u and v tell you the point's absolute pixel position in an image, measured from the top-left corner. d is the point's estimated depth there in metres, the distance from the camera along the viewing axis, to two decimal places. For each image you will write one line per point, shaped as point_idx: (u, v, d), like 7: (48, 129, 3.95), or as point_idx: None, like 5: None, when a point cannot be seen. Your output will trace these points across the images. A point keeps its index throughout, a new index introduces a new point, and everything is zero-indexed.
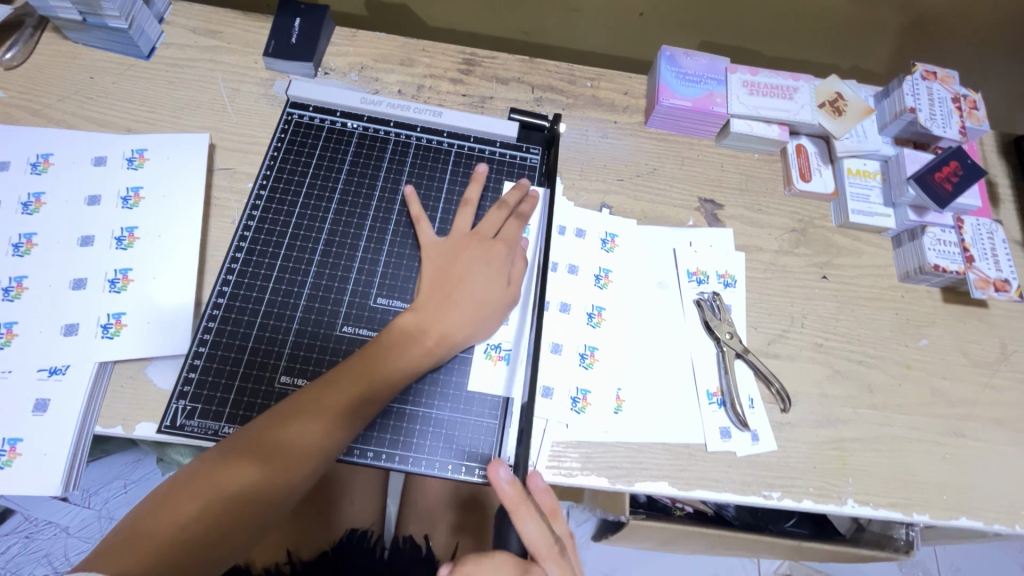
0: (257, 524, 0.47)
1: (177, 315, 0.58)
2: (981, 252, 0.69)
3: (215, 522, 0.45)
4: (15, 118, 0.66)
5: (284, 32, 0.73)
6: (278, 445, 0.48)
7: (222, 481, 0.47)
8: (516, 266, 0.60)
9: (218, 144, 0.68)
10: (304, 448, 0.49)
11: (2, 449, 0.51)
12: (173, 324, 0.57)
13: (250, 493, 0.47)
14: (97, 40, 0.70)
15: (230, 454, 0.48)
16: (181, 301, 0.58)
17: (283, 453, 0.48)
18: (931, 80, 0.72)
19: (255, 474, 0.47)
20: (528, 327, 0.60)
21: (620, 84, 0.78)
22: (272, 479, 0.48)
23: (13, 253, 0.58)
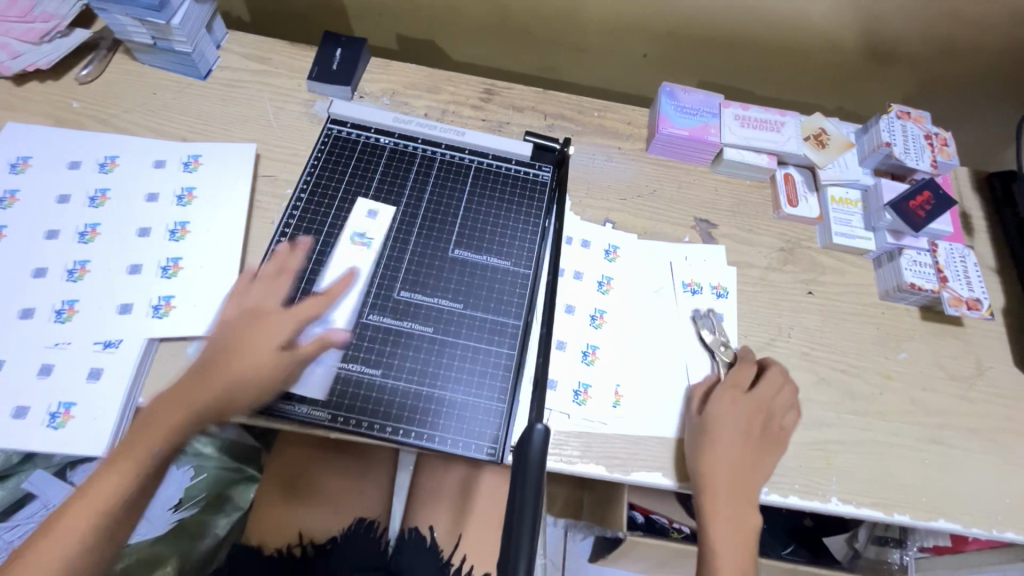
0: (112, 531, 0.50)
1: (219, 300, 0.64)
2: (955, 273, 0.75)
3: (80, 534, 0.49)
4: (86, 126, 0.74)
5: (326, 60, 0.82)
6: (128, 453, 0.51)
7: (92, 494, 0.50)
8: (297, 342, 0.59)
9: (263, 154, 0.75)
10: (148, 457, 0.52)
11: (57, 412, 0.56)
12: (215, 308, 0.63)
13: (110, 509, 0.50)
14: (161, 62, 0.79)
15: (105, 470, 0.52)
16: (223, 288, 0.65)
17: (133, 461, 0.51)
18: (905, 119, 0.80)
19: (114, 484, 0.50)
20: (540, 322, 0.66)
21: (624, 115, 0.87)
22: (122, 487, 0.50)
23: (78, 240, 0.65)
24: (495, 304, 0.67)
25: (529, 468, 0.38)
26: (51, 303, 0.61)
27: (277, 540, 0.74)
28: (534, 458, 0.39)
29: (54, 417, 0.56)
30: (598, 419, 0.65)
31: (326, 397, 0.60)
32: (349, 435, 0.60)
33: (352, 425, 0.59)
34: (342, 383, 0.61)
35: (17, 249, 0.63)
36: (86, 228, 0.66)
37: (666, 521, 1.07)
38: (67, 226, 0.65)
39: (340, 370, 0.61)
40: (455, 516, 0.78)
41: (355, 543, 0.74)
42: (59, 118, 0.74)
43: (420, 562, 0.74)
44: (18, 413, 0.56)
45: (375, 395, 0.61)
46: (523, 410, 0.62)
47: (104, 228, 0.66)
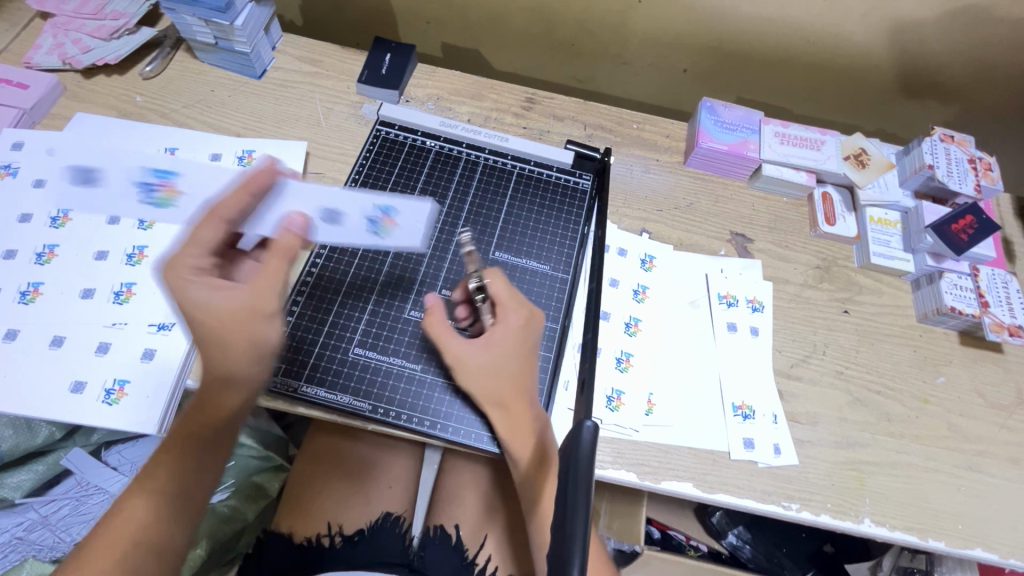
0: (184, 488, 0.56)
1: None
2: (997, 299, 0.74)
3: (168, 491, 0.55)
4: (148, 119, 0.78)
5: (376, 65, 0.84)
6: (183, 435, 0.57)
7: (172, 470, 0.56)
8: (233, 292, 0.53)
9: (312, 152, 0.78)
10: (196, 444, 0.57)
11: (112, 389, 0.59)
12: None
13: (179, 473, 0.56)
14: (220, 61, 0.83)
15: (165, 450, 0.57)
16: None
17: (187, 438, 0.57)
18: (948, 142, 0.80)
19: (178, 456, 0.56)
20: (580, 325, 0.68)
21: (663, 129, 0.88)
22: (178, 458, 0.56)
23: (138, 226, 0.68)
24: (533, 307, 0.68)
25: (579, 467, 0.39)
26: (111, 285, 0.64)
27: (307, 529, 0.76)
28: (583, 455, 0.40)
29: (109, 393, 0.59)
30: (631, 427, 0.65)
31: (368, 388, 0.62)
32: (388, 427, 0.61)
33: (393, 417, 0.61)
34: (384, 376, 0.63)
35: (82, 236, 0.67)
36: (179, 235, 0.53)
37: (684, 539, 1.05)
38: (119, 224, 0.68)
39: (381, 362, 0.63)
40: (479, 514, 0.79)
41: (381, 538, 0.77)
42: (123, 110, 0.78)
43: (444, 560, 0.77)
44: (76, 388, 0.59)
45: (416, 389, 0.62)
46: (556, 413, 0.63)
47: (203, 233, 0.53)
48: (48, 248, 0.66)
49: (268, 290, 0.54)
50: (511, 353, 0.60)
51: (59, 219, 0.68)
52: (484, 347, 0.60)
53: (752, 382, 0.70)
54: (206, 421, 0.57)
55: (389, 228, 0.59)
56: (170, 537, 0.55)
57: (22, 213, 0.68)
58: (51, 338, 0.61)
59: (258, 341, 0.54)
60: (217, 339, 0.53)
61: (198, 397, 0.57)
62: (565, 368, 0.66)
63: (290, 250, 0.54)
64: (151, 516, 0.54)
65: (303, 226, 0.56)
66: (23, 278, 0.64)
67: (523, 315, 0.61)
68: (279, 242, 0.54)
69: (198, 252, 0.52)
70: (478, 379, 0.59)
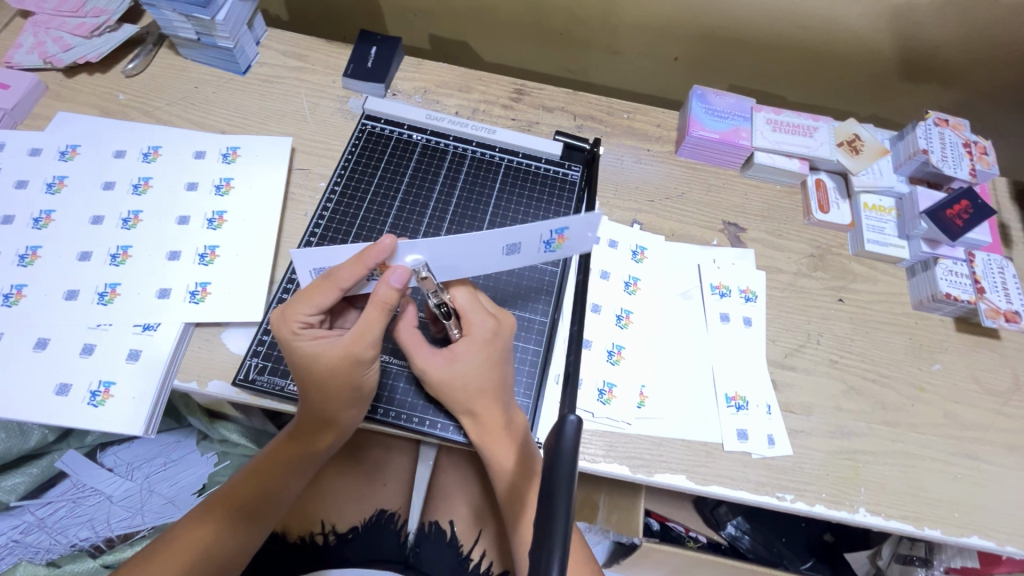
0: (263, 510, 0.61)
1: (252, 287, 0.65)
2: (993, 284, 0.73)
3: (250, 511, 0.60)
4: (131, 117, 0.77)
5: (361, 58, 0.83)
6: (274, 463, 0.61)
7: (258, 487, 0.61)
8: (370, 346, 0.54)
9: (298, 148, 0.77)
10: (281, 474, 0.61)
11: (97, 390, 0.58)
12: (249, 294, 0.65)
13: (265, 495, 0.61)
14: (203, 57, 0.82)
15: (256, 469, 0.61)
16: (258, 276, 0.66)
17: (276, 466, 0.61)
18: (943, 126, 0.79)
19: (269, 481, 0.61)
20: (569, 317, 0.67)
21: (654, 118, 0.87)
22: (269, 483, 0.61)
23: (122, 225, 0.67)
24: (522, 300, 0.67)
25: (561, 463, 0.38)
26: (96, 285, 0.63)
27: (300, 527, 0.75)
28: (566, 451, 0.39)
29: (95, 395, 0.58)
30: (622, 420, 0.65)
31: None
32: (378, 423, 0.61)
33: (381, 415, 0.61)
34: None
35: (65, 236, 0.66)
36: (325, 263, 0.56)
37: (683, 530, 1.05)
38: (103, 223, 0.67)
39: None
40: (474, 510, 0.79)
41: (376, 535, 0.77)
42: (106, 109, 0.77)
43: (439, 557, 0.76)
44: (62, 390, 0.58)
45: (402, 385, 0.62)
46: (545, 406, 0.62)
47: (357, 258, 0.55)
48: (30, 250, 0.65)
49: (368, 341, 0.54)
50: (477, 365, 0.58)
51: (41, 220, 0.67)
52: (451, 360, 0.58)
53: (745, 373, 0.69)
54: (294, 454, 0.61)
55: (563, 245, 0.52)
56: (236, 551, 0.59)
57: (5, 215, 0.67)
58: (35, 341, 0.60)
59: (360, 386, 0.56)
60: (325, 387, 0.55)
61: (295, 430, 0.61)
62: (555, 362, 0.66)
63: (388, 303, 0.53)
64: (220, 529, 0.58)
65: (406, 278, 0.53)
66: (6, 280, 0.63)
67: (494, 323, 0.59)
68: (383, 295, 0.53)
69: (313, 309, 0.54)
70: (444, 392, 0.58)
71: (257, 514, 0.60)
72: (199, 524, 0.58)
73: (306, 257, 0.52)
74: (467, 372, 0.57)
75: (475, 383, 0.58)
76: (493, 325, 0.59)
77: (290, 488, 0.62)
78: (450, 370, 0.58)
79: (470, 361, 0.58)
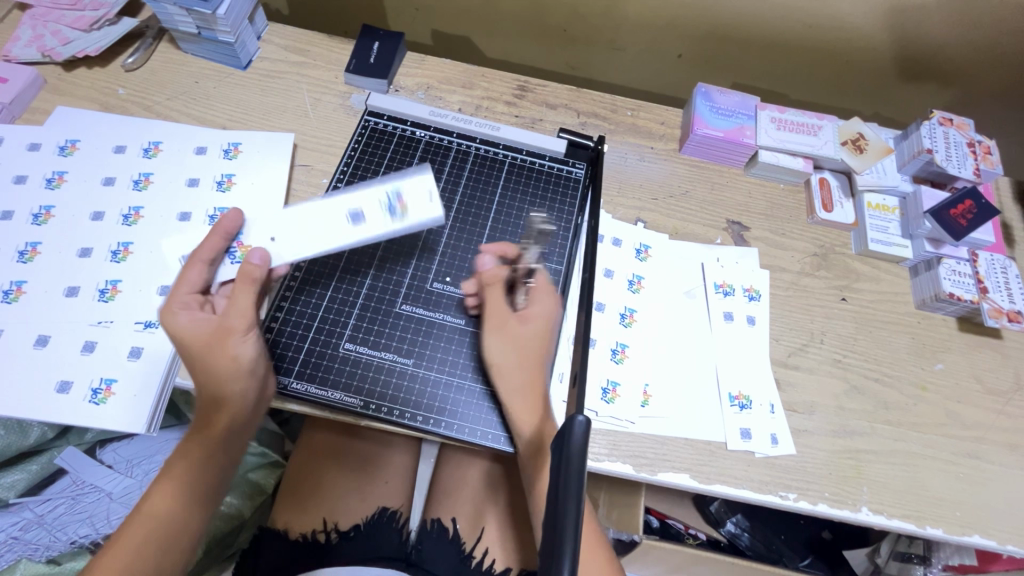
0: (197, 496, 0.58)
1: None
2: (995, 284, 0.73)
3: (182, 498, 0.57)
4: (130, 112, 0.76)
5: (364, 53, 0.83)
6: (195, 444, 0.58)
7: (182, 473, 0.58)
8: (240, 318, 0.56)
9: (300, 144, 0.76)
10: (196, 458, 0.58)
11: (98, 388, 0.58)
12: None
13: (193, 477, 0.58)
14: (204, 51, 0.81)
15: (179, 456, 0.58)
16: None
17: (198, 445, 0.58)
18: (948, 125, 0.79)
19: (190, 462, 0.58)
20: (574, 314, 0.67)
21: (657, 115, 0.86)
22: (197, 466, 0.58)
23: (122, 222, 0.67)
24: None
25: (572, 465, 0.38)
26: (97, 282, 0.63)
27: (303, 525, 0.75)
28: (576, 452, 0.39)
29: (96, 393, 0.58)
30: (627, 419, 0.64)
31: (360, 384, 0.61)
32: (381, 422, 0.60)
33: (386, 413, 0.60)
34: (375, 372, 0.62)
35: (66, 232, 0.66)
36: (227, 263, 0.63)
37: (682, 527, 1.04)
38: (105, 219, 0.67)
39: (373, 357, 0.62)
40: (478, 507, 0.78)
41: (377, 533, 0.76)
42: (105, 103, 0.76)
43: (440, 555, 0.76)
44: (63, 388, 0.58)
45: (407, 385, 0.61)
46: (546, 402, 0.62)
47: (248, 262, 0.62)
48: (30, 246, 0.64)
49: (239, 311, 0.56)
50: (531, 339, 0.60)
51: (40, 216, 0.66)
52: (520, 321, 0.61)
53: (748, 372, 0.69)
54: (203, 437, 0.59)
55: (404, 210, 0.66)
56: (181, 539, 0.56)
57: (3, 211, 0.66)
58: (35, 338, 0.60)
59: (235, 361, 0.55)
60: (201, 361, 0.55)
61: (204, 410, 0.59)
62: (559, 361, 0.65)
63: (255, 276, 0.58)
64: (164, 517, 0.56)
65: (267, 257, 0.60)
66: (5, 276, 0.63)
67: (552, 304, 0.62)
68: (248, 268, 0.57)
69: (189, 289, 0.58)
70: (504, 346, 0.60)
71: (189, 500, 0.57)
72: (129, 524, 0.55)
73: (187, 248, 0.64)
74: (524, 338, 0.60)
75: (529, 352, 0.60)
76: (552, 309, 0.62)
77: (218, 469, 0.60)
78: (513, 333, 0.60)
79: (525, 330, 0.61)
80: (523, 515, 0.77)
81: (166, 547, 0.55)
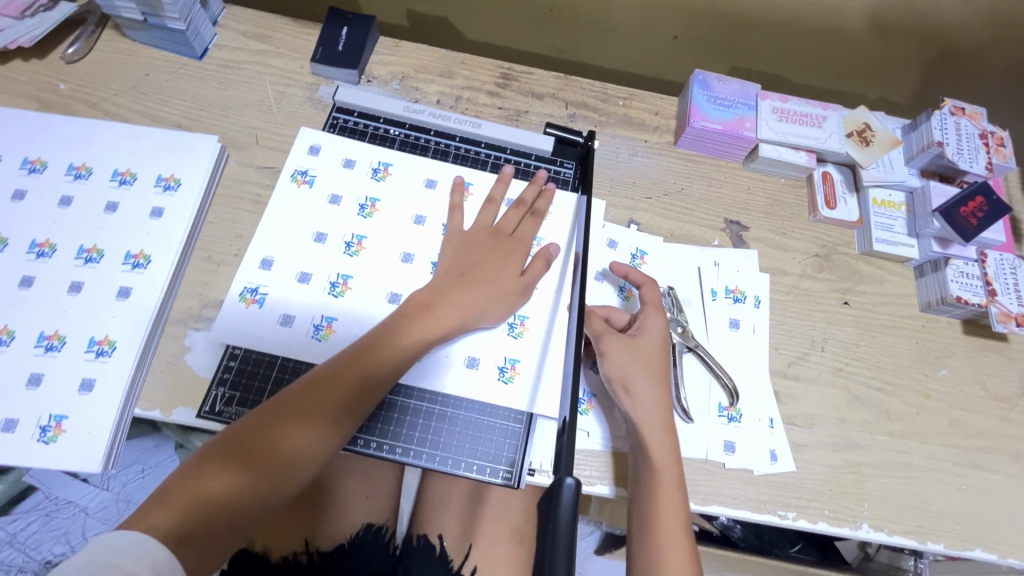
0: (274, 467, 0.47)
1: (282, 281, 0.61)
2: (1004, 286, 0.70)
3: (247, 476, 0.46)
4: (73, 110, 0.69)
5: (331, 40, 0.75)
6: (248, 446, 0.47)
7: (288, 441, 0.48)
8: None
9: (262, 143, 0.71)
10: (300, 454, 0.49)
11: (48, 426, 0.53)
12: (285, 288, 0.61)
13: (222, 498, 0.45)
14: (153, 40, 0.73)
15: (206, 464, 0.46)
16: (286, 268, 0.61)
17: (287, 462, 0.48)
18: (959, 115, 0.74)
19: (301, 437, 0.49)
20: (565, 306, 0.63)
21: (651, 105, 0.80)
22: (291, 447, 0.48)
23: (345, 250, 0.63)
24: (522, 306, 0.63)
25: (559, 532, 0.35)
26: (310, 317, 0.60)
27: (283, 547, 0.71)
28: (564, 520, 0.36)
29: (45, 431, 0.53)
30: (622, 433, 0.61)
31: None
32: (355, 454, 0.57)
33: (362, 445, 0.57)
34: None
35: (362, 312, 0.60)
36: (253, 288, 0.60)
37: None
38: (40, 234, 0.60)
39: None
40: (466, 523, 0.75)
41: (363, 552, 0.73)
42: (45, 101, 0.69)
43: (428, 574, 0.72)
44: (7, 426, 0.53)
45: (384, 413, 0.58)
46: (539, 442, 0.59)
47: (264, 292, 0.60)
48: None
49: None
50: (645, 360, 0.59)
51: None
52: (645, 343, 0.60)
53: (743, 383, 0.66)
54: (258, 448, 0.47)
55: None
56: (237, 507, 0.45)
57: None
58: None
59: None
60: None
61: (307, 396, 0.50)
62: (471, 343, 0.60)
63: None
64: (231, 481, 0.45)
65: None
66: None
67: (655, 337, 0.61)
68: None
69: None
70: (648, 391, 0.58)
71: (222, 479, 0.45)
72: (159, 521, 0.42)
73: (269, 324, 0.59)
74: (657, 362, 0.60)
75: (659, 379, 0.59)
76: (652, 335, 0.61)
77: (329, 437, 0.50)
78: (633, 369, 0.59)
79: (625, 353, 0.60)
80: (511, 530, 0.75)
81: (220, 518, 0.44)
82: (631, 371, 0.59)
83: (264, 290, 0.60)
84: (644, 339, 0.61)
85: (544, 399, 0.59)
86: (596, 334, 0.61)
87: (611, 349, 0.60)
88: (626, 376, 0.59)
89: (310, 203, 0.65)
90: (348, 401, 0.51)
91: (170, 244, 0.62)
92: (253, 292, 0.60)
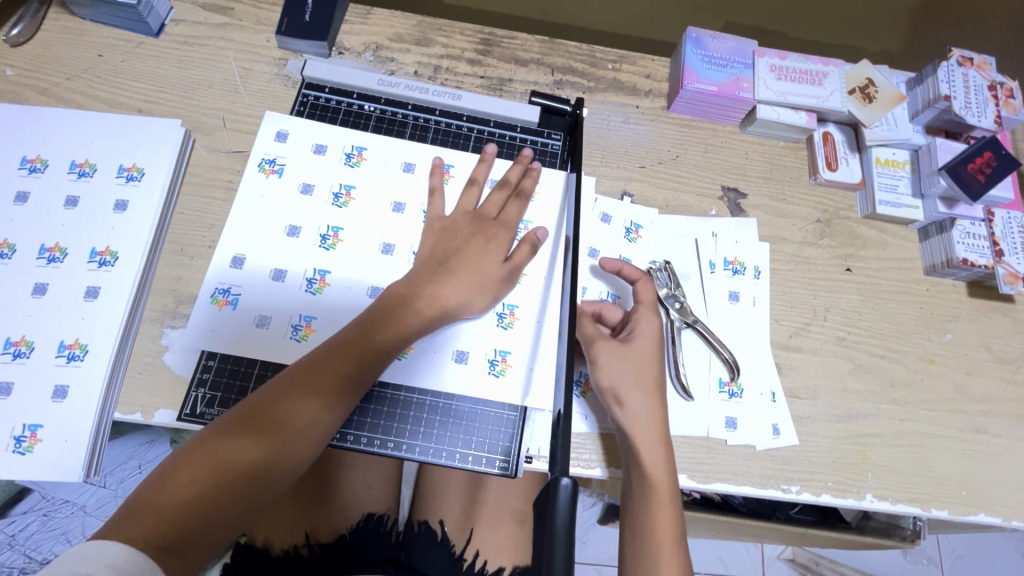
0: (283, 439, 0.46)
1: (255, 280, 0.58)
2: (1011, 246, 0.68)
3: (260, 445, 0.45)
4: (23, 97, 0.64)
5: (297, 9, 0.70)
6: (260, 416, 0.46)
7: (295, 414, 0.47)
8: None
9: (230, 125, 0.66)
10: (307, 428, 0.47)
11: (22, 436, 0.51)
12: (258, 288, 0.58)
13: (235, 466, 0.44)
14: (103, 16, 0.68)
15: (222, 433, 0.45)
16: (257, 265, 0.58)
17: (296, 434, 0.47)
18: (967, 66, 0.70)
19: (309, 411, 0.48)
20: (556, 291, 0.60)
21: (642, 67, 0.76)
22: (300, 421, 0.47)
23: (320, 244, 0.60)
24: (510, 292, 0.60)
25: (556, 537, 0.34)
26: (288, 318, 0.57)
27: (283, 541, 0.70)
28: (560, 525, 0.34)
29: (20, 441, 0.51)
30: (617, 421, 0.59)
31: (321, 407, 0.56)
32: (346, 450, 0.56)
33: (352, 442, 0.55)
34: None
35: (343, 308, 0.58)
36: (225, 288, 0.57)
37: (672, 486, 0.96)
38: None
39: None
40: (467, 507, 0.75)
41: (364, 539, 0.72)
42: None
43: (429, 558, 0.72)
44: None
45: (373, 407, 0.56)
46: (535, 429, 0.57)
47: (236, 292, 0.57)
48: None
49: None
50: (642, 363, 0.57)
51: None
52: (640, 345, 0.58)
53: (744, 357, 0.64)
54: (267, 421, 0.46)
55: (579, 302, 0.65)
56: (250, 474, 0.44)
57: None
58: None
59: None
60: None
61: (312, 372, 0.49)
62: (458, 337, 0.58)
63: None
64: (244, 449, 0.45)
65: None
66: None
67: (650, 339, 0.58)
68: None
69: None
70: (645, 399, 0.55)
71: (236, 449, 0.44)
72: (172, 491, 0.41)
73: (246, 325, 0.57)
74: (653, 364, 0.57)
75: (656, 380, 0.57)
76: (648, 336, 0.58)
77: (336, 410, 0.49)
78: (629, 375, 0.56)
79: (619, 357, 0.57)
80: (512, 510, 0.75)
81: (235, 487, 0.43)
82: (626, 375, 0.56)
83: (238, 289, 0.57)
84: (638, 339, 0.58)
85: (538, 383, 0.57)
86: (589, 338, 0.58)
87: (604, 354, 0.57)
88: (623, 381, 0.56)
89: (281, 194, 0.61)
90: (350, 380, 0.50)
91: (136, 240, 0.58)
92: (226, 292, 0.57)
